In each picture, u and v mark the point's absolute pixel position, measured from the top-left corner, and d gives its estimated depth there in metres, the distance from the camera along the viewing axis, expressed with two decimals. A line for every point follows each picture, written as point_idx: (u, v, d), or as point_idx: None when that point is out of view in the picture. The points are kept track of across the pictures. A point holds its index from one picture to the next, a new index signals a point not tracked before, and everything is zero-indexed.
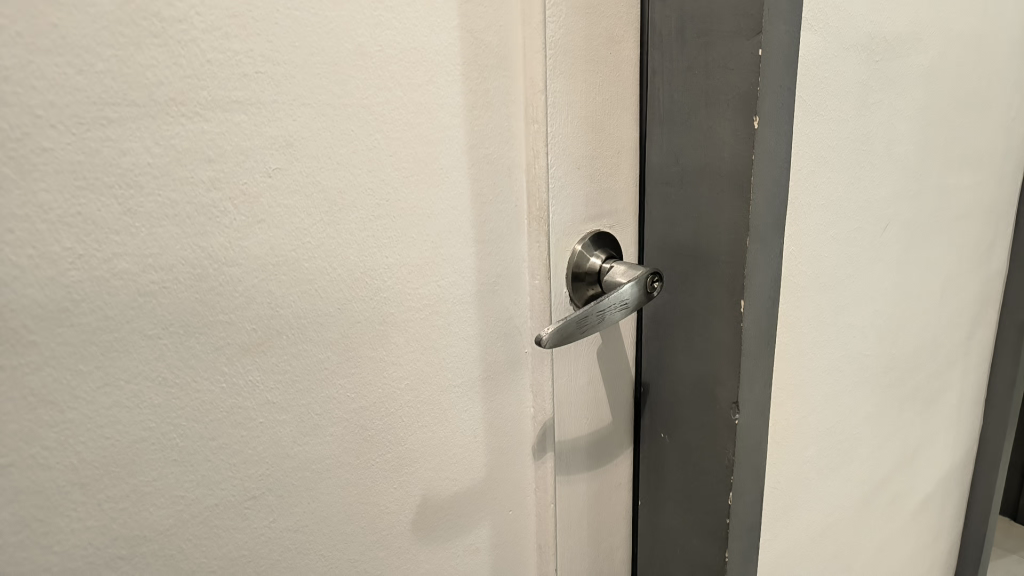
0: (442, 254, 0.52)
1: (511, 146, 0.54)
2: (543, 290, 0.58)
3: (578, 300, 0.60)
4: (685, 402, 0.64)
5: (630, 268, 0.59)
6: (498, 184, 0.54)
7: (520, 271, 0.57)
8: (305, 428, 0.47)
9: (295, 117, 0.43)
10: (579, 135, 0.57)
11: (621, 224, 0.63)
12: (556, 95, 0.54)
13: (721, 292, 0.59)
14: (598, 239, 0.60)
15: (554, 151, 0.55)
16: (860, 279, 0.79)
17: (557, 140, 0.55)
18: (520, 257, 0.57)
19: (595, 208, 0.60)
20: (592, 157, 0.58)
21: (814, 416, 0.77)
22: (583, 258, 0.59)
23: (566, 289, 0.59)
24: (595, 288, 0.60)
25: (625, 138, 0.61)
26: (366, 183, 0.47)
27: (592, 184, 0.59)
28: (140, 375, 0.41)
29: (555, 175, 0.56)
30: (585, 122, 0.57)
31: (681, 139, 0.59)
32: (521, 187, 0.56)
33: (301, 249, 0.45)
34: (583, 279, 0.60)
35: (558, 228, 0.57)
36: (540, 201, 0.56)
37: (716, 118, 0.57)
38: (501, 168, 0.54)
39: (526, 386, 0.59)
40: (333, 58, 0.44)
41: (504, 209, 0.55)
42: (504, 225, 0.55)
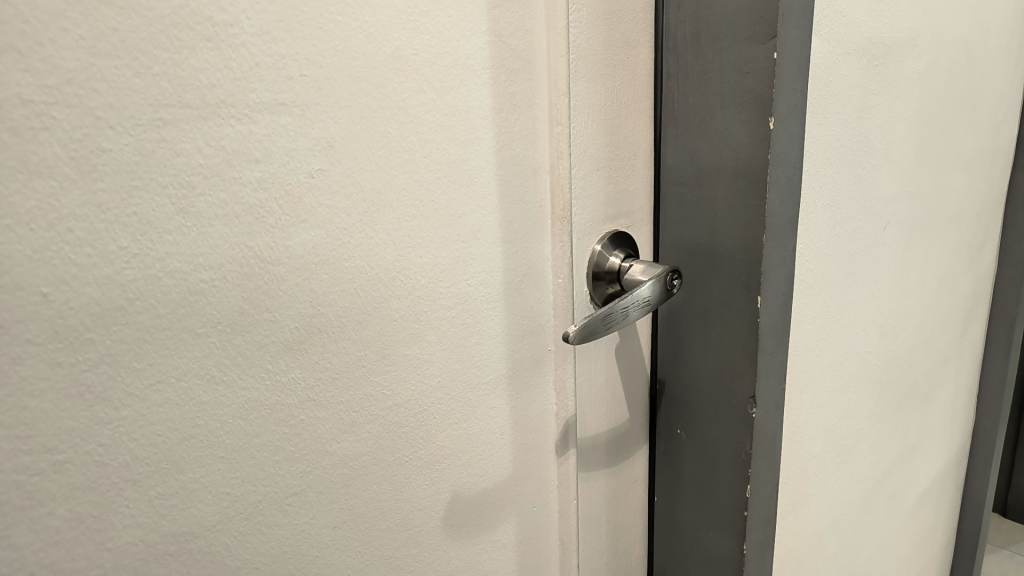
0: (472, 253, 0.53)
1: (535, 149, 0.56)
2: (566, 289, 0.59)
3: (598, 299, 0.61)
4: (701, 398, 0.66)
5: (649, 266, 0.61)
6: (524, 186, 0.56)
7: (542, 271, 0.58)
8: (344, 425, 0.48)
9: (337, 119, 0.44)
10: (599, 138, 0.58)
11: (637, 224, 0.64)
12: (579, 99, 0.56)
13: (737, 289, 0.61)
14: (616, 239, 0.62)
15: (576, 154, 0.57)
16: (863, 278, 0.81)
17: (579, 143, 0.57)
18: (543, 257, 0.58)
19: (613, 209, 0.62)
20: (611, 159, 0.60)
21: (820, 411, 0.79)
22: (603, 257, 0.61)
23: (587, 288, 0.61)
24: (614, 288, 0.62)
25: (641, 140, 0.62)
26: (402, 184, 0.48)
27: (611, 186, 0.61)
28: (190, 372, 0.41)
29: (577, 177, 0.57)
30: (605, 125, 0.59)
31: (697, 141, 0.61)
32: (544, 189, 0.57)
33: (341, 248, 0.46)
34: (603, 278, 0.61)
35: (580, 229, 0.58)
36: (563, 202, 0.57)
37: (731, 120, 0.59)
38: (526, 169, 0.55)
39: (549, 383, 0.60)
40: (373, 62, 0.45)
41: (529, 209, 0.56)
42: (528, 225, 0.57)
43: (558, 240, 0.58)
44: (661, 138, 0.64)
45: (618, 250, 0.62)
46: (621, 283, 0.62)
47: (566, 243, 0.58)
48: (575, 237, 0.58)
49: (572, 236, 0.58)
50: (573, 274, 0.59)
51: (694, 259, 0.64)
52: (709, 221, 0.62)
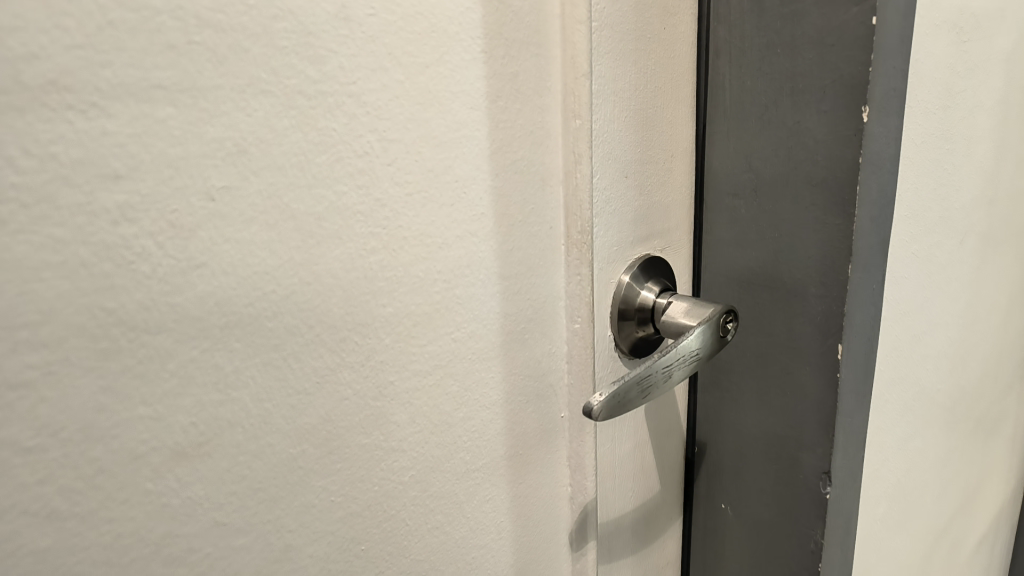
0: (456, 297, 0.38)
1: (544, 151, 0.41)
2: (585, 337, 0.44)
3: (624, 344, 0.48)
4: (752, 467, 0.53)
5: (692, 307, 0.46)
6: (529, 201, 0.41)
7: (552, 314, 0.44)
8: (273, 553, 0.33)
9: (250, 111, 0.29)
10: (630, 135, 0.44)
11: (672, 246, 0.50)
12: (606, 83, 0.41)
13: (812, 333, 0.47)
14: (648, 267, 0.48)
15: (601, 158, 0.42)
16: (934, 302, 0.67)
17: (605, 142, 0.42)
18: (553, 295, 0.44)
19: (643, 229, 0.47)
20: (641, 162, 0.46)
21: (883, 464, 0.66)
22: (633, 290, 0.47)
23: (610, 330, 0.47)
24: (642, 330, 0.48)
25: (681, 138, 0.49)
26: (354, 205, 0.33)
27: (643, 198, 0.47)
28: (11, 511, 0.26)
29: (602, 188, 0.42)
30: (640, 117, 0.45)
31: (757, 140, 0.47)
32: (556, 203, 0.43)
33: (262, 303, 0.31)
34: (630, 317, 0.47)
35: (603, 257, 0.43)
36: (585, 223, 0.42)
37: (807, 112, 0.44)
38: (532, 179, 0.41)
39: (561, 459, 0.46)
40: (307, 25, 0.30)
41: (535, 233, 0.42)
42: (534, 254, 0.42)
43: (575, 272, 0.44)
44: (706, 135, 0.50)
45: (652, 282, 0.48)
46: (655, 324, 0.48)
47: (585, 277, 0.43)
48: (598, 267, 0.43)
49: (595, 266, 0.43)
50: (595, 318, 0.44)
51: (751, 290, 0.50)
52: (772, 242, 0.48)
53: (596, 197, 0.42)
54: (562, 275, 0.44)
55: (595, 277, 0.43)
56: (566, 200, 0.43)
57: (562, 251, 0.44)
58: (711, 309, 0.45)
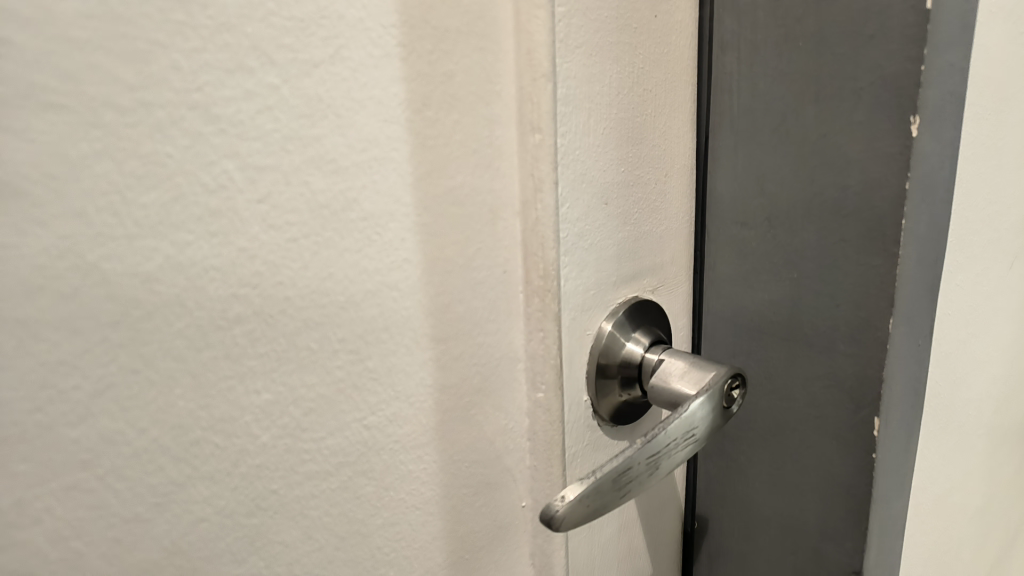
0: (368, 371, 0.28)
1: (496, 174, 0.31)
2: (549, 408, 0.34)
3: (604, 410, 0.38)
4: (763, 551, 0.43)
5: (694, 370, 0.36)
6: (473, 237, 0.31)
7: (507, 380, 0.34)
8: None
9: (26, 133, 0.20)
10: (611, 151, 0.35)
11: (666, 285, 0.40)
12: (575, 86, 0.32)
13: (841, 399, 0.37)
14: (635, 314, 0.38)
15: (572, 183, 0.32)
16: (980, 339, 0.57)
17: (576, 163, 0.32)
18: (507, 355, 0.34)
19: (630, 266, 0.38)
20: (625, 186, 0.36)
21: (920, 530, 0.56)
22: (616, 344, 0.37)
23: (586, 394, 0.37)
24: (625, 393, 0.38)
25: (680, 153, 0.39)
26: (206, 259, 0.24)
27: (629, 228, 0.37)
28: None
29: (571, 221, 0.33)
30: (625, 128, 0.35)
31: (773, 156, 0.38)
32: (513, 240, 0.33)
33: (61, 404, 0.22)
34: (610, 377, 0.37)
35: (572, 305, 0.34)
36: (549, 265, 0.32)
37: (837, 122, 0.35)
38: (477, 210, 0.31)
39: (521, 557, 0.36)
40: (117, 6, 0.21)
41: (482, 279, 0.32)
42: (478, 306, 0.32)
43: (538, 327, 0.34)
44: (708, 149, 0.40)
45: (640, 333, 0.38)
46: (643, 385, 0.38)
47: (552, 335, 0.33)
48: (566, 320, 0.33)
49: (562, 319, 0.33)
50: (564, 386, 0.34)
51: (763, 341, 0.40)
52: (790, 285, 0.38)
53: (563, 232, 0.32)
54: (520, 329, 0.34)
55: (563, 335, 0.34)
56: (526, 237, 0.33)
57: (522, 299, 0.34)
58: (712, 374, 0.35)
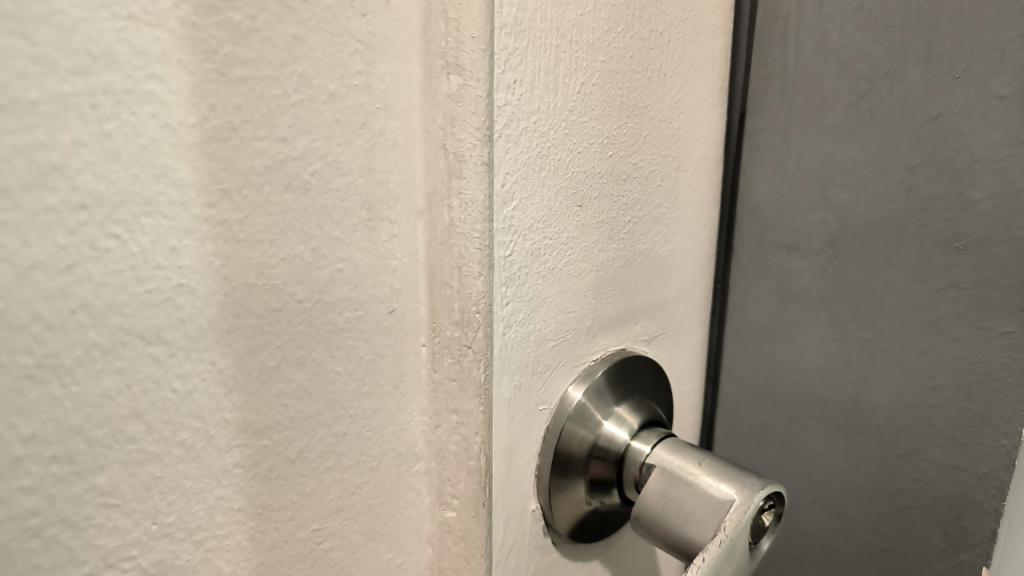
0: (92, 494, 0.14)
1: (379, 141, 0.18)
2: (465, 537, 0.21)
3: (563, 521, 0.24)
4: None
5: (708, 498, 0.22)
6: (330, 247, 0.17)
7: (388, 492, 0.20)
8: None
9: None
10: (595, 120, 0.21)
11: (670, 333, 0.27)
12: (539, 10, 0.19)
13: (928, 531, 0.24)
14: (621, 381, 0.24)
15: (520, 168, 0.20)
16: None
17: (532, 137, 0.20)
18: (393, 448, 0.20)
19: (617, 303, 0.24)
20: (615, 183, 0.23)
21: None
22: (588, 426, 0.24)
23: (536, 499, 0.23)
24: (594, 500, 0.24)
25: (701, 137, 0.26)
26: None
27: (618, 246, 0.24)
28: None
29: (518, 230, 0.20)
30: (619, 87, 0.22)
31: (845, 148, 0.24)
32: (416, 257, 0.20)
33: None
34: (573, 475, 0.24)
35: (519, 364, 0.21)
36: (470, 303, 0.20)
37: (960, 97, 0.21)
38: (342, 202, 0.17)
39: None
40: None
41: (347, 324, 0.18)
42: (336, 368, 0.18)
43: (449, 408, 0.21)
44: (744, 133, 0.27)
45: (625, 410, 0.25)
46: (625, 492, 0.25)
47: (470, 424, 0.20)
48: (505, 394, 0.21)
49: (494, 388, 0.21)
50: (490, 501, 0.21)
51: (809, 426, 0.27)
52: (860, 349, 0.25)
53: (501, 249, 0.20)
54: (422, 408, 0.21)
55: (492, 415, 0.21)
56: (434, 255, 0.20)
57: (426, 357, 0.21)
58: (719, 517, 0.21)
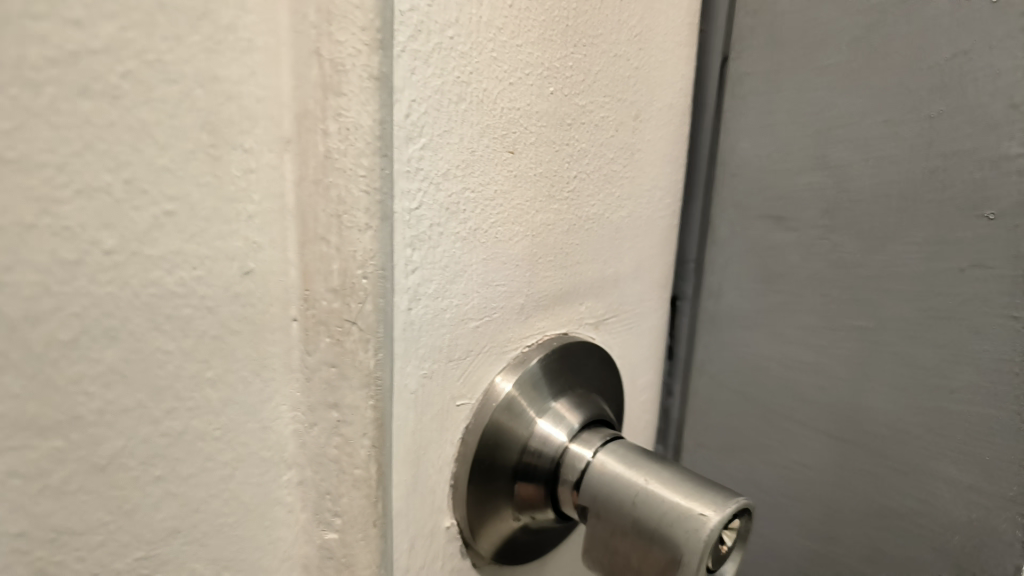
0: None
1: (226, 39, 0.13)
2: (350, 567, 0.15)
3: (482, 541, 0.18)
4: None
5: (652, 553, 0.16)
6: (152, 180, 0.12)
7: (248, 512, 0.14)
8: None
9: None
10: (534, 46, 0.16)
11: (621, 315, 0.22)
12: None
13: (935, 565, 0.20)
14: (561, 369, 0.19)
15: (431, 94, 0.14)
16: None
17: (447, 55, 0.14)
18: (253, 453, 0.14)
19: (558, 280, 0.19)
20: (558, 126, 0.17)
21: None
22: (518, 424, 0.18)
23: (453, 514, 0.18)
24: (525, 516, 0.19)
25: (663, 83, 0.21)
26: None
27: (563, 208, 0.18)
28: None
29: (429, 177, 0.15)
30: (564, 5, 0.17)
31: (847, 95, 0.19)
32: (282, 201, 0.14)
33: None
34: (499, 483, 0.18)
35: (436, 356, 0.16)
36: (353, 264, 0.14)
37: (993, 27, 0.17)
38: (170, 119, 0.12)
39: None
40: None
41: (179, 287, 0.13)
42: (164, 347, 0.12)
43: (329, 403, 0.15)
44: (723, 82, 0.22)
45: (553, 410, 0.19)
46: (562, 509, 0.19)
47: (354, 423, 0.15)
48: (410, 386, 0.15)
49: (397, 383, 0.15)
50: (388, 520, 0.15)
51: (791, 434, 0.22)
52: (857, 342, 0.20)
53: (405, 201, 0.14)
54: (292, 400, 0.15)
55: (390, 411, 0.15)
56: (305, 198, 0.14)
57: (297, 336, 0.15)
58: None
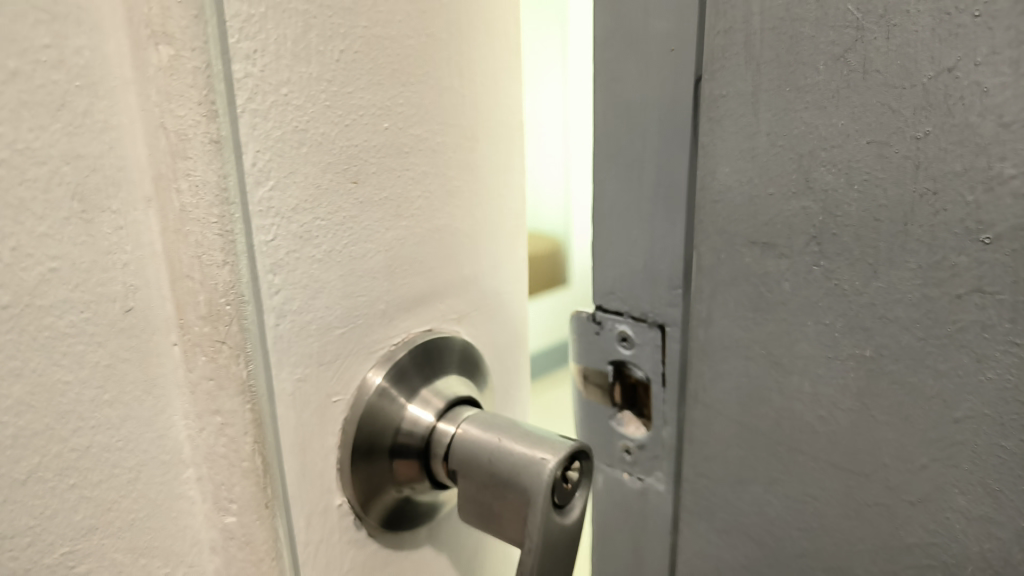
0: None
1: (84, 123, 0.18)
2: (248, 541, 0.23)
3: (370, 514, 0.26)
4: None
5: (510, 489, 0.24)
6: (34, 246, 0.18)
7: (155, 503, 0.22)
8: None
9: None
10: (357, 91, 0.23)
11: (456, 311, 0.29)
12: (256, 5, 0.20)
13: None
14: (419, 366, 0.27)
15: (272, 145, 0.21)
16: None
17: (284, 109, 0.21)
18: (155, 456, 0.21)
19: (413, 286, 0.27)
20: (399, 178, 0.25)
21: None
22: (391, 410, 0.26)
23: (342, 494, 0.25)
24: (405, 487, 0.27)
25: (448, 130, 0.27)
26: None
27: (396, 231, 0.26)
28: None
29: (280, 211, 0.21)
30: (369, 83, 0.24)
31: (829, 115, 0.18)
32: (150, 249, 0.20)
33: None
34: (380, 464, 0.26)
35: (297, 357, 0.23)
36: (217, 295, 0.21)
37: (981, 40, 0.16)
38: (42, 194, 0.18)
39: None
40: None
41: (70, 328, 0.19)
42: (65, 376, 0.19)
43: (212, 409, 0.22)
44: (699, 103, 0.21)
45: (448, 378, 0.28)
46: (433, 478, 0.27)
47: (235, 424, 0.22)
48: (287, 389, 0.23)
49: (271, 379, 0.22)
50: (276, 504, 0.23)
51: (796, 465, 0.21)
52: (858, 372, 0.20)
53: (262, 235, 0.21)
54: (183, 411, 0.22)
55: (266, 412, 0.22)
56: (169, 244, 0.21)
57: (178, 356, 0.22)
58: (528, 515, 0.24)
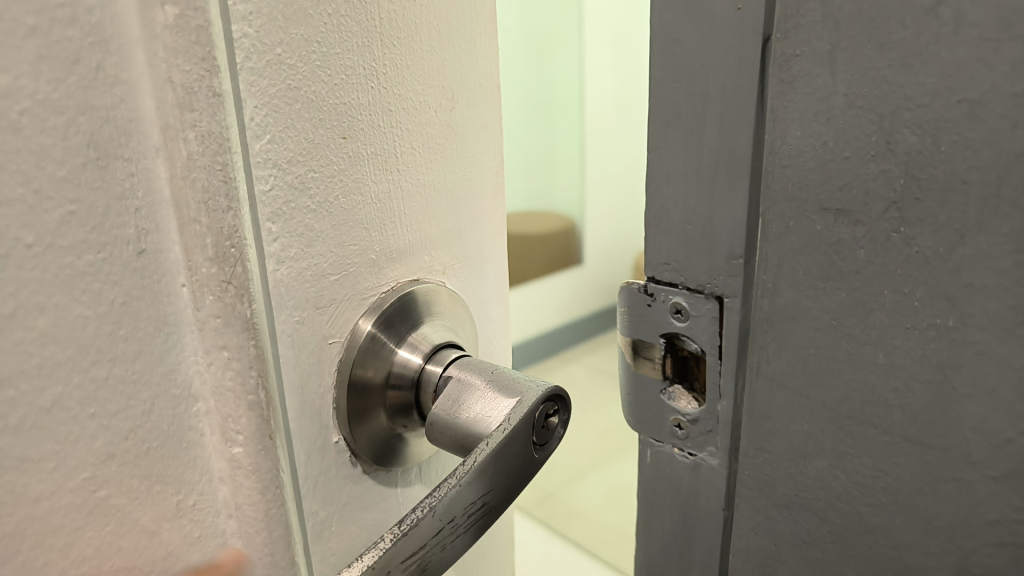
0: None
1: (97, 79, 0.24)
2: (253, 463, 0.29)
3: (365, 447, 0.33)
4: None
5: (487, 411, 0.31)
6: (54, 190, 0.23)
7: (180, 397, 0.28)
8: None
9: None
10: (346, 68, 0.29)
11: (434, 261, 0.36)
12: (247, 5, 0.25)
13: None
14: (404, 311, 0.34)
15: (268, 102, 0.26)
16: None
17: (277, 70, 0.27)
18: (165, 391, 0.27)
19: (401, 237, 0.33)
20: (376, 140, 0.31)
21: None
22: (384, 355, 0.33)
23: (338, 431, 0.32)
24: (397, 423, 0.34)
25: (423, 102, 0.33)
26: None
27: (378, 188, 0.32)
28: None
29: (277, 163, 0.27)
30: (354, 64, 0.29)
31: (915, 73, 0.17)
32: (160, 196, 0.26)
33: None
34: (376, 400, 0.33)
35: (293, 290, 0.29)
36: (222, 238, 0.26)
37: None
38: (63, 142, 0.23)
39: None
40: None
41: (88, 266, 0.24)
42: (86, 310, 0.24)
43: (219, 345, 0.28)
44: (767, 63, 0.20)
45: (435, 322, 0.35)
46: (420, 412, 0.35)
47: (242, 358, 0.28)
48: (288, 319, 0.29)
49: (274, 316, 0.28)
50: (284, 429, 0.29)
51: (866, 439, 0.21)
52: (940, 343, 0.19)
53: (261, 185, 0.27)
54: (193, 348, 0.28)
55: (268, 345, 0.28)
56: (179, 192, 0.26)
57: (187, 296, 0.28)
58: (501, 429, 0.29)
